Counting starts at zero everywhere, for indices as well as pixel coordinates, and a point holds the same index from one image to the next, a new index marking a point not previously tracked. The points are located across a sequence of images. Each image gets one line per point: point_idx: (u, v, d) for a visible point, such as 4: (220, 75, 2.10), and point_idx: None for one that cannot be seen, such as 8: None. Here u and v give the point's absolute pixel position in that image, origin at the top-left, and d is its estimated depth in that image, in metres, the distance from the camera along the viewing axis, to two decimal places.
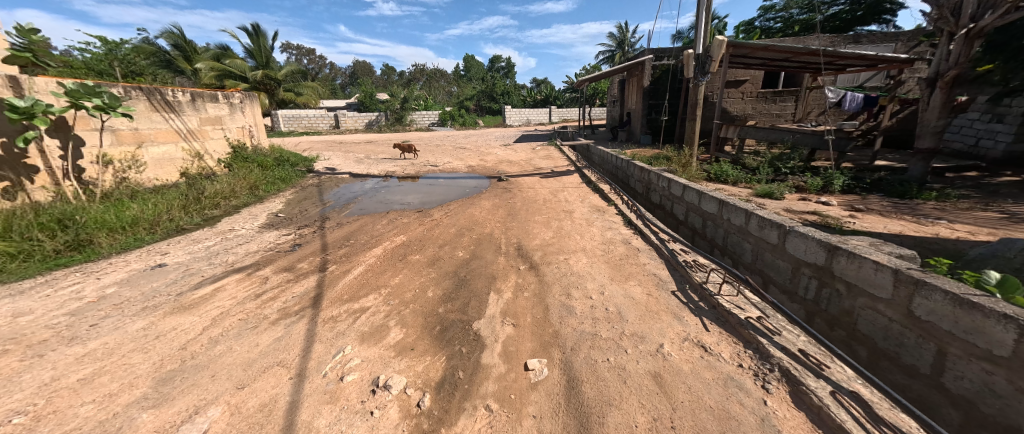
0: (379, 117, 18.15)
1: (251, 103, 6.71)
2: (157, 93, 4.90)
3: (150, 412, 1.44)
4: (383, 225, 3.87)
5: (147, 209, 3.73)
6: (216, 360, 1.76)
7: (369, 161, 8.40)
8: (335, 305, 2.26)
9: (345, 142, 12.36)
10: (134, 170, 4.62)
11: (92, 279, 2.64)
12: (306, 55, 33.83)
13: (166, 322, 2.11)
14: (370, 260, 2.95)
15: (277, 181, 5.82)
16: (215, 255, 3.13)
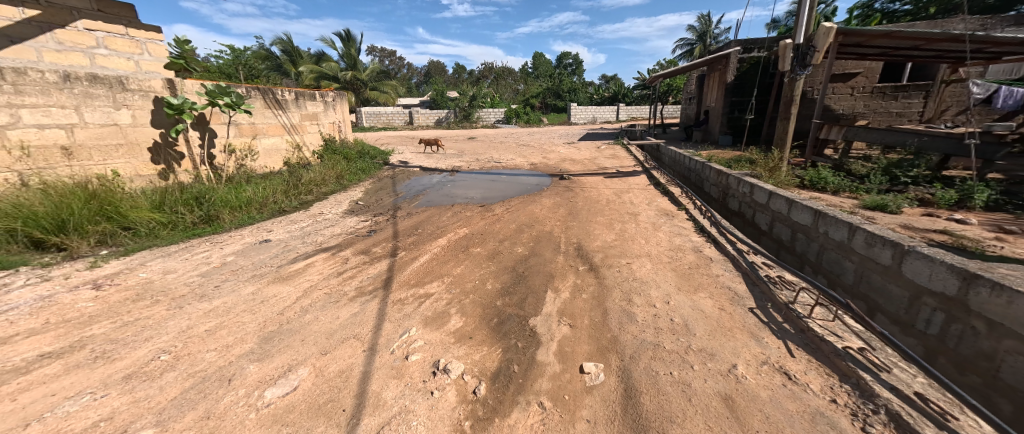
0: (449, 114, 19.03)
1: (342, 101, 7.45)
2: (270, 93, 5.70)
3: (255, 364, 1.70)
4: (448, 217, 4.07)
5: (259, 192, 4.37)
6: (305, 327, 2.01)
7: (438, 156, 8.88)
8: (403, 289, 2.44)
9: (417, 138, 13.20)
10: (249, 159, 5.46)
11: (217, 249, 3.17)
12: (389, 57, 36.80)
13: (268, 289, 2.46)
14: (435, 249, 3.13)
15: (358, 172, 6.42)
16: (307, 235, 3.56)
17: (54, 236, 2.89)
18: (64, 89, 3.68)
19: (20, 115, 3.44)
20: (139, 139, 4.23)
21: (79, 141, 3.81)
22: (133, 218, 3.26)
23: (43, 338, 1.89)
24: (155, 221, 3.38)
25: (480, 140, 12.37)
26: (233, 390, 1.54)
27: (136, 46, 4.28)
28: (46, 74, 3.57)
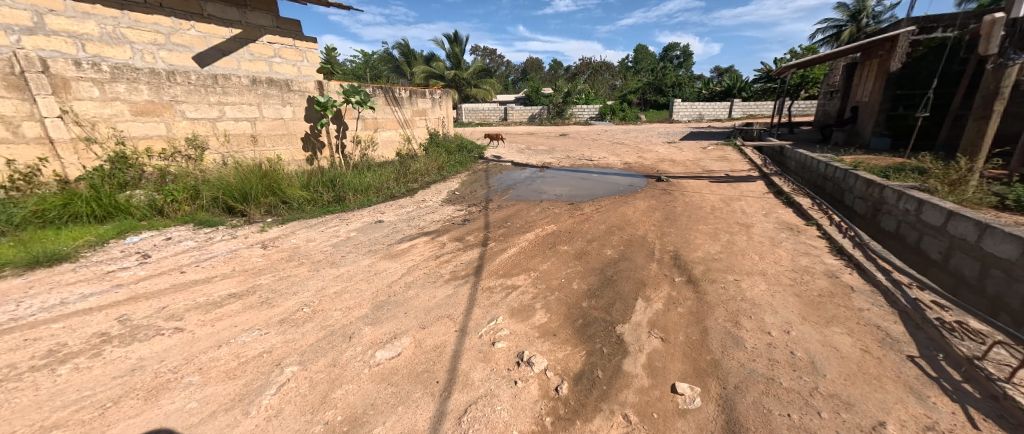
0: (543, 110, 19.14)
1: (447, 98, 8.04)
2: (390, 92, 6.45)
3: (369, 327, 1.97)
4: (537, 212, 4.12)
5: (376, 178, 5.01)
6: (408, 301, 2.25)
7: (529, 152, 9.04)
8: (492, 278, 2.55)
9: (510, 134, 13.62)
10: (371, 149, 6.27)
11: (343, 225, 3.75)
12: (490, 56, 38.62)
13: (380, 264, 2.82)
14: (523, 243, 3.20)
15: (456, 164, 6.91)
16: (412, 219, 3.97)
17: (239, 204, 3.81)
18: (252, 90, 4.73)
19: (224, 110, 4.56)
20: (296, 130, 5.26)
21: (259, 131, 4.90)
22: (289, 194, 4.04)
23: (230, 282, 2.48)
24: (302, 198, 4.12)
25: (572, 136, 12.20)
26: (352, 346, 1.81)
27: (299, 55, 5.34)
28: (242, 79, 4.62)
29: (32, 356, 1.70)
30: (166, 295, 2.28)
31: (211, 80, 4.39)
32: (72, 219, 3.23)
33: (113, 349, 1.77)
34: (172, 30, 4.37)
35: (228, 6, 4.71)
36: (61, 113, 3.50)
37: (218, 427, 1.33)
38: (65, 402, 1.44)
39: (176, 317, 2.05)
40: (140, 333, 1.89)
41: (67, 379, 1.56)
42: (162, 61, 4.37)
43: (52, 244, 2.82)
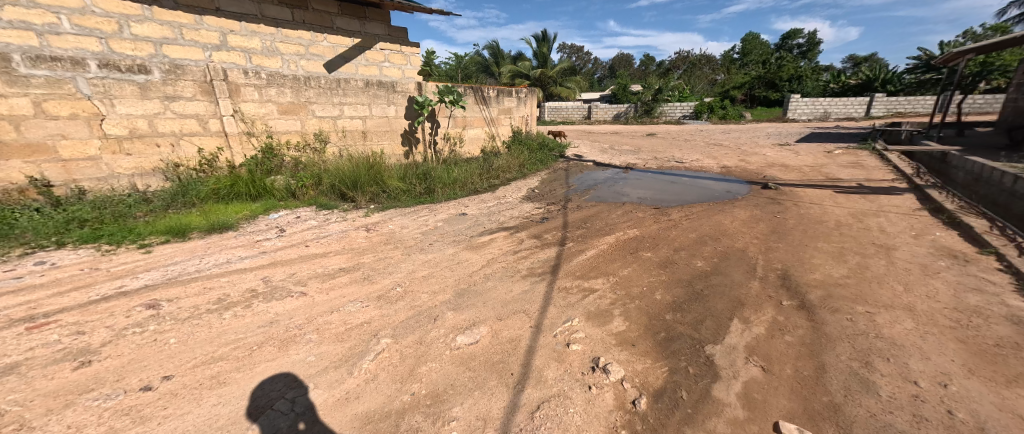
0: (630, 108, 18.18)
1: (532, 97, 8.09)
2: (479, 91, 6.77)
3: (451, 312, 2.10)
4: (619, 215, 3.94)
5: (462, 173, 5.31)
6: (487, 292, 2.35)
7: (613, 152, 8.69)
8: (570, 278, 2.52)
9: (594, 132, 13.24)
10: (459, 146, 6.66)
11: (431, 215, 4.05)
12: (578, 53, 37.99)
13: (463, 254, 2.99)
14: (603, 246, 3.10)
15: (538, 162, 6.96)
16: (492, 214, 4.12)
17: (350, 191, 4.38)
18: (366, 92, 5.39)
19: (343, 110, 5.26)
20: (397, 127, 5.85)
21: (368, 128, 5.56)
22: (388, 185, 4.51)
23: (340, 258, 2.87)
24: (399, 188, 4.56)
25: (662, 136, 11.38)
26: (436, 327, 1.95)
27: (405, 59, 5.96)
28: (358, 82, 5.29)
29: (207, 302, 2.19)
30: (294, 264, 2.73)
31: (335, 83, 5.11)
32: (235, 196, 4.08)
33: (258, 303, 2.19)
34: (311, 42, 5.19)
35: (352, 19, 5.45)
36: (232, 112, 4.41)
37: (329, 380, 1.56)
38: (227, 340, 1.82)
39: (301, 283, 2.45)
40: (276, 293, 2.31)
41: (228, 322, 1.98)
42: (301, 68, 5.21)
43: (221, 215, 3.60)
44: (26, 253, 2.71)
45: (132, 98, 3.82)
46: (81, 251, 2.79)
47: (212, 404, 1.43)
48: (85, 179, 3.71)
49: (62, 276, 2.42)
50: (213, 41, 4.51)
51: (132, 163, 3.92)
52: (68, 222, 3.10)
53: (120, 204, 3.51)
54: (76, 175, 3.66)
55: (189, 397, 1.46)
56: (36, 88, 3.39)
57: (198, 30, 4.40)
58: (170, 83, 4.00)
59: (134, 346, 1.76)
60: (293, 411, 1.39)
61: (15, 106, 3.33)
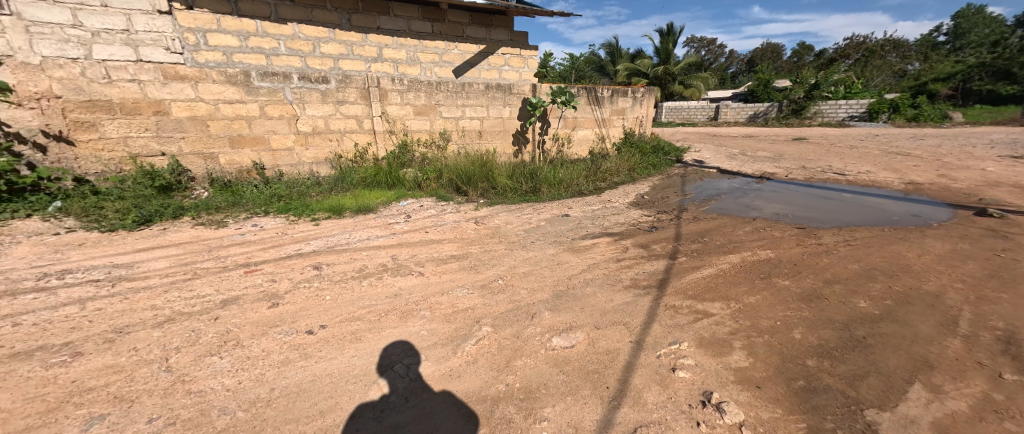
0: (771, 108, 15.52)
1: (651, 97, 7.50)
2: (593, 91, 6.62)
3: (548, 312, 2.12)
4: (746, 232, 3.41)
5: (568, 174, 5.28)
6: (586, 297, 2.30)
7: (744, 158, 7.54)
8: (680, 296, 2.29)
9: (720, 135, 11.72)
10: (567, 146, 6.65)
11: (535, 213, 4.14)
12: (708, 46, 34.06)
13: (563, 256, 2.98)
14: (724, 265, 2.72)
15: (649, 166, 6.49)
16: (596, 218, 4.00)
17: (464, 186, 4.78)
18: (485, 94, 5.80)
19: (464, 111, 5.76)
20: (510, 127, 6.15)
21: (484, 128, 5.97)
22: (497, 182, 4.77)
23: (451, 246, 3.16)
24: (507, 186, 4.77)
25: (813, 141, 9.41)
26: (533, 325, 1.99)
27: (523, 62, 6.32)
28: (480, 86, 5.72)
29: (351, 270, 2.65)
30: (415, 246, 3.12)
31: (460, 87, 5.62)
32: (376, 184, 4.88)
33: (386, 277, 2.56)
34: (445, 51, 5.82)
35: (480, 28, 5.94)
36: (380, 113, 5.23)
37: (437, 355, 1.73)
38: (362, 304, 2.18)
39: (419, 265, 2.78)
40: (400, 270, 2.67)
41: (364, 289, 2.37)
42: (435, 74, 5.89)
43: (365, 199, 4.32)
44: (246, 217, 3.71)
45: (316, 103, 4.87)
46: (275, 219, 3.68)
47: (350, 355, 1.73)
48: (282, 164, 4.89)
49: (266, 236, 3.24)
50: (372, 54, 5.39)
51: (310, 153, 4.99)
52: (270, 196, 4.13)
53: (303, 186, 4.54)
54: (278, 162, 4.85)
55: (335, 345, 1.79)
56: (261, 96, 4.58)
57: (363, 45, 5.29)
58: (340, 90, 4.94)
59: (303, 297, 2.25)
60: (407, 376, 1.59)
61: (250, 109, 4.57)
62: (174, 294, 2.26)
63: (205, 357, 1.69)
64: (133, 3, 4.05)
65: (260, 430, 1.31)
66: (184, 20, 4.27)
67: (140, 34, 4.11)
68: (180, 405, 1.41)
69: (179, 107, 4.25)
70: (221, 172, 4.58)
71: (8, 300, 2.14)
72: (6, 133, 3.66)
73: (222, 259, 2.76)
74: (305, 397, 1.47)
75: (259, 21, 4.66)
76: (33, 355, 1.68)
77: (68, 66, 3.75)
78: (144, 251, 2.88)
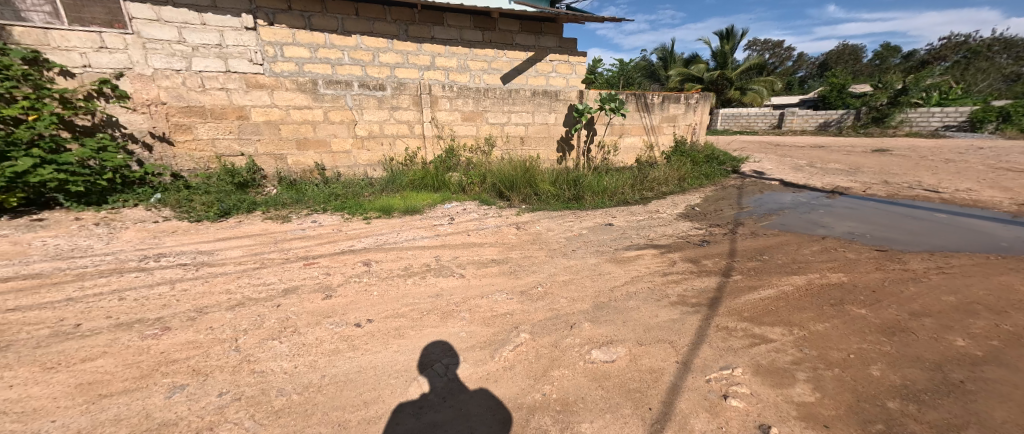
0: (845, 116, 14.08)
1: (706, 103, 7.09)
2: (642, 98, 6.42)
3: (588, 324, 2.06)
4: (812, 252, 3.10)
5: (613, 182, 5.14)
6: (629, 310, 2.21)
7: (811, 170, 6.89)
8: (733, 317, 2.13)
9: (784, 145, 10.84)
10: (613, 154, 6.50)
11: (577, 221, 4.08)
12: (772, 50, 31.74)
13: (605, 266, 2.90)
14: (785, 287, 2.49)
15: (701, 176, 6.15)
16: (642, 228, 3.85)
17: (507, 191, 4.83)
18: (532, 100, 5.84)
19: (510, 117, 5.84)
20: (555, 134, 6.14)
21: (529, 134, 6.01)
22: (540, 188, 4.76)
23: (492, 250, 3.20)
24: (550, 192, 4.75)
25: (897, 153, 8.38)
26: (572, 335, 1.95)
27: (570, 68, 6.31)
28: (526, 92, 5.78)
29: (397, 268, 2.77)
30: (457, 248, 3.19)
31: (507, 94, 5.71)
32: (423, 186, 5.09)
33: (429, 277, 2.64)
34: (494, 59, 5.96)
35: (528, 35, 6.02)
36: (430, 119, 5.45)
37: (475, 358, 1.76)
38: (406, 302, 2.27)
39: (460, 267, 2.84)
40: (442, 271, 2.74)
41: (408, 287, 2.46)
42: (483, 82, 6.04)
43: (412, 201, 4.51)
44: (308, 213, 4.03)
45: (373, 109, 5.18)
46: (332, 217, 3.95)
47: (393, 350, 1.80)
48: (340, 166, 5.25)
49: (324, 232, 3.50)
50: (425, 62, 5.64)
51: (365, 156, 5.32)
52: (329, 195, 4.45)
53: (358, 186, 4.84)
54: (337, 163, 5.22)
55: (380, 339, 1.88)
56: (325, 102, 4.96)
57: (417, 54, 5.55)
58: (394, 97, 5.22)
59: (353, 291, 2.39)
60: (445, 376, 1.63)
61: (315, 115, 4.97)
62: (244, 281, 2.50)
63: (267, 340, 1.85)
64: (226, 21, 4.60)
65: (311, 414, 1.40)
66: (265, 34, 4.75)
67: (229, 48, 4.66)
68: (244, 382, 1.55)
69: (257, 112, 4.73)
70: (289, 171, 5.01)
71: (117, 277, 2.49)
72: (124, 133, 4.28)
73: (286, 251, 3.01)
74: (352, 386, 1.55)
75: (328, 34, 5.04)
76: (132, 326, 1.94)
77: (172, 77, 4.32)
78: (222, 240, 3.23)
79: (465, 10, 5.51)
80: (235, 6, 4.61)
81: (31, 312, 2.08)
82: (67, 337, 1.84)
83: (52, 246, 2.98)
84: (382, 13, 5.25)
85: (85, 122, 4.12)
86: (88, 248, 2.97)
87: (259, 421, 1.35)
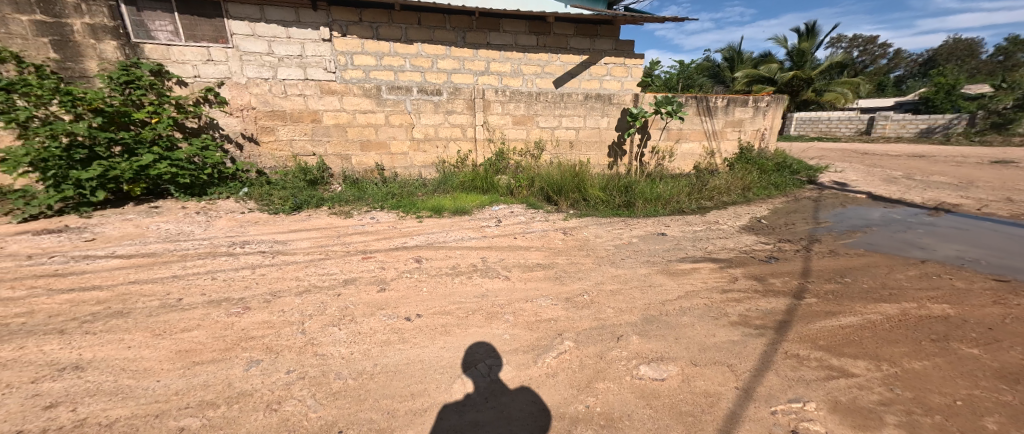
0: (956, 121, 12.20)
1: (779, 106, 6.47)
2: (704, 101, 6.05)
3: (636, 337, 1.98)
4: (908, 277, 2.70)
5: (668, 189, 4.89)
6: (682, 327, 2.09)
7: (907, 184, 6.02)
8: (804, 344, 1.92)
9: (872, 154, 9.61)
10: (668, 160, 6.19)
11: (627, 229, 3.94)
12: (860, 47, 28.37)
13: (657, 277, 2.76)
14: (871, 315, 2.19)
15: (769, 186, 5.64)
16: (699, 240, 3.62)
17: (555, 195, 4.80)
18: (584, 104, 5.75)
19: (561, 121, 5.80)
20: (606, 138, 6.00)
21: (579, 138, 5.93)
22: (589, 193, 4.66)
23: (539, 254, 3.19)
24: (599, 198, 4.63)
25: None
26: (619, 348, 1.88)
27: (626, 71, 6.12)
28: (579, 96, 5.70)
29: (445, 266, 2.86)
30: (504, 251, 3.23)
31: (559, 98, 5.68)
32: (473, 188, 5.21)
33: (476, 277, 2.70)
34: (547, 63, 5.97)
35: (583, 38, 5.95)
36: (482, 123, 5.59)
37: (518, 361, 1.76)
38: (453, 300, 2.33)
39: (506, 269, 2.87)
40: (488, 272, 2.79)
41: (455, 286, 2.53)
42: (536, 86, 6.07)
43: (462, 202, 4.64)
44: (367, 210, 4.31)
45: (429, 113, 5.42)
46: (388, 214, 4.19)
47: (440, 346, 1.86)
48: (397, 167, 5.56)
49: (380, 228, 3.72)
50: (480, 68, 5.79)
51: (420, 158, 5.58)
52: (387, 194, 4.72)
53: (413, 186, 5.09)
54: (395, 164, 5.53)
55: (427, 335, 1.95)
56: (387, 107, 5.29)
57: (473, 60, 5.72)
58: (450, 101, 5.42)
59: (404, 286, 2.51)
60: (488, 376, 1.65)
61: (377, 118, 5.31)
62: (311, 270, 2.73)
63: (328, 326, 2.00)
64: (307, 34, 5.06)
65: (364, 399, 1.49)
66: (339, 45, 5.16)
67: (308, 58, 5.11)
68: (308, 363, 1.69)
69: (327, 116, 5.15)
70: (352, 171, 5.40)
71: (210, 259, 2.84)
72: (222, 134, 4.88)
73: (347, 245, 3.24)
74: (401, 377, 1.62)
75: (392, 43, 5.35)
76: (220, 303, 2.20)
77: (261, 84, 4.86)
78: (294, 231, 3.55)
79: (521, 16, 5.57)
80: (315, 19, 5.03)
81: (146, 284, 2.44)
82: (171, 309, 2.14)
83: (163, 230, 3.48)
84: (442, 22, 5.48)
85: (194, 124, 4.77)
86: (190, 233, 3.43)
87: (319, 400, 1.46)
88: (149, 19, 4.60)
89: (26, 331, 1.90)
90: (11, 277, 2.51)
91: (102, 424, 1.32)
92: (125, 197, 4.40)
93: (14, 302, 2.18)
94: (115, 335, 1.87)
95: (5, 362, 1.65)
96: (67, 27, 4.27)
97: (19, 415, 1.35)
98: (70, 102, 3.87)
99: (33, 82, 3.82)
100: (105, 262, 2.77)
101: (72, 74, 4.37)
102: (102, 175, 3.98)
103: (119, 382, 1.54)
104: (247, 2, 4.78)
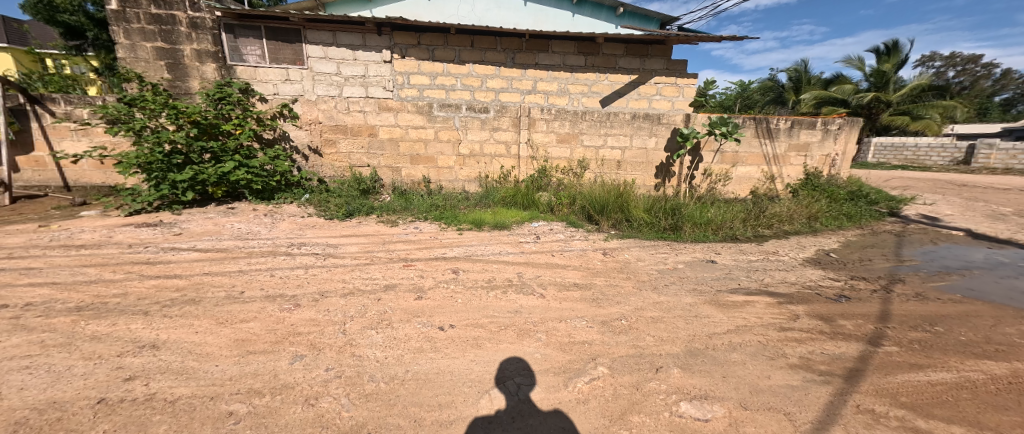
0: None
1: (853, 129, 5.87)
2: (763, 122, 5.69)
3: (678, 371, 1.84)
4: (1021, 333, 2.27)
5: (720, 213, 4.58)
6: (731, 364, 1.91)
7: (1021, 222, 5.15)
8: (881, 399, 1.67)
9: (972, 185, 8.39)
10: (721, 183, 5.84)
11: (672, 254, 3.73)
12: (959, 66, 25.20)
13: (703, 308, 2.56)
14: (970, 373, 1.86)
15: (841, 216, 5.09)
16: (753, 270, 3.34)
17: (596, 214, 4.68)
18: (631, 124, 5.65)
19: (606, 140, 5.73)
20: (654, 159, 5.81)
21: (625, 158, 5.82)
22: (633, 214, 4.50)
23: (576, 273, 3.12)
24: (643, 220, 4.45)
25: None
26: (658, 380, 1.76)
27: (677, 91, 5.97)
28: (626, 115, 5.61)
29: (481, 279, 2.89)
30: (541, 267, 3.19)
31: (606, 117, 5.62)
32: (513, 203, 5.26)
33: (510, 293, 2.68)
34: (594, 82, 5.98)
35: (634, 58, 5.90)
36: (526, 140, 5.67)
37: (549, 383, 1.70)
38: (486, 313, 2.34)
39: (542, 286, 2.83)
40: (523, 288, 2.76)
41: (489, 300, 2.53)
42: (582, 105, 6.09)
43: (502, 217, 4.69)
44: (412, 220, 4.50)
45: (476, 129, 5.61)
46: (431, 225, 4.34)
47: (470, 359, 1.86)
48: (443, 180, 5.78)
49: (423, 238, 3.85)
50: (527, 87, 5.92)
51: (464, 172, 5.77)
52: (431, 206, 4.91)
53: (456, 199, 5.25)
54: (441, 177, 5.77)
55: (459, 346, 1.96)
56: (437, 123, 5.54)
57: (521, 80, 5.86)
58: (496, 119, 5.58)
59: (441, 296, 2.55)
60: (516, 395, 1.61)
61: (427, 133, 5.58)
62: (356, 274, 2.88)
63: (367, 328, 2.08)
64: (371, 56, 5.51)
65: (394, 404, 1.52)
66: (398, 66, 5.57)
67: (370, 78, 5.58)
68: (346, 363, 1.76)
69: (383, 130, 5.51)
70: (401, 182, 5.70)
71: (271, 258, 3.10)
72: (292, 145, 5.39)
73: (390, 252, 3.39)
74: (430, 386, 1.63)
75: (446, 64, 5.66)
76: (276, 299, 2.39)
77: (328, 101, 5.33)
78: (345, 237, 3.79)
79: (571, 37, 5.66)
80: (379, 43, 5.49)
81: (216, 277, 2.71)
82: (234, 301, 2.35)
83: (236, 229, 3.87)
84: (494, 44, 5.72)
85: (269, 136, 5.31)
86: (257, 233, 3.78)
87: (352, 400, 1.51)
88: (242, 45, 5.26)
89: (119, 310, 2.18)
90: (113, 261, 2.93)
91: (167, 401, 1.46)
92: (209, 198, 4.97)
93: (113, 284, 2.53)
94: (187, 320, 2.09)
95: (100, 335, 1.90)
96: (179, 52, 5.02)
97: (104, 384, 1.54)
98: (174, 115, 4.49)
99: (149, 98, 4.50)
100: (187, 254, 3.13)
101: (180, 91, 5.12)
102: (192, 179, 4.54)
103: (185, 363, 1.70)
104: (322, 29, 5.32)
